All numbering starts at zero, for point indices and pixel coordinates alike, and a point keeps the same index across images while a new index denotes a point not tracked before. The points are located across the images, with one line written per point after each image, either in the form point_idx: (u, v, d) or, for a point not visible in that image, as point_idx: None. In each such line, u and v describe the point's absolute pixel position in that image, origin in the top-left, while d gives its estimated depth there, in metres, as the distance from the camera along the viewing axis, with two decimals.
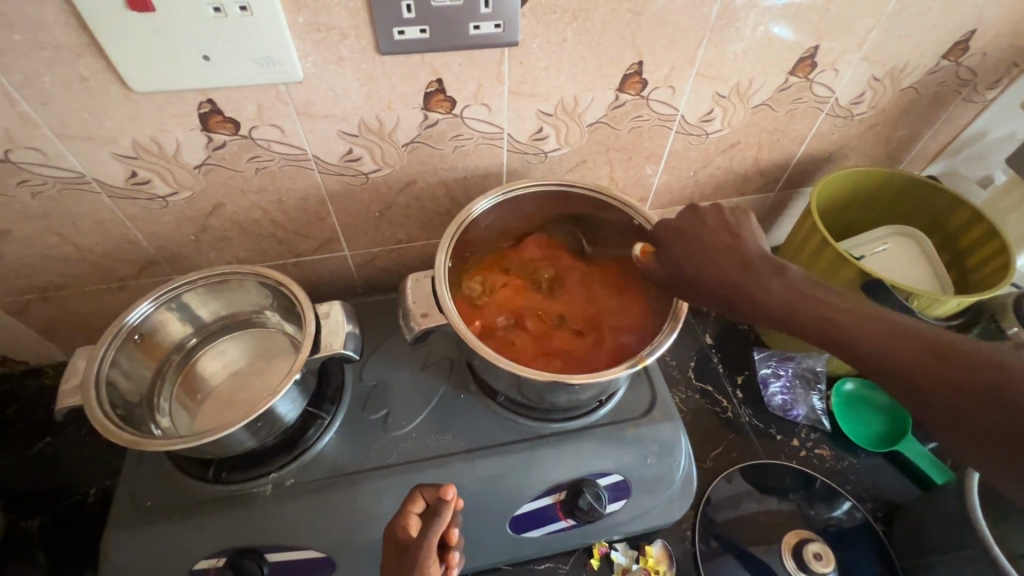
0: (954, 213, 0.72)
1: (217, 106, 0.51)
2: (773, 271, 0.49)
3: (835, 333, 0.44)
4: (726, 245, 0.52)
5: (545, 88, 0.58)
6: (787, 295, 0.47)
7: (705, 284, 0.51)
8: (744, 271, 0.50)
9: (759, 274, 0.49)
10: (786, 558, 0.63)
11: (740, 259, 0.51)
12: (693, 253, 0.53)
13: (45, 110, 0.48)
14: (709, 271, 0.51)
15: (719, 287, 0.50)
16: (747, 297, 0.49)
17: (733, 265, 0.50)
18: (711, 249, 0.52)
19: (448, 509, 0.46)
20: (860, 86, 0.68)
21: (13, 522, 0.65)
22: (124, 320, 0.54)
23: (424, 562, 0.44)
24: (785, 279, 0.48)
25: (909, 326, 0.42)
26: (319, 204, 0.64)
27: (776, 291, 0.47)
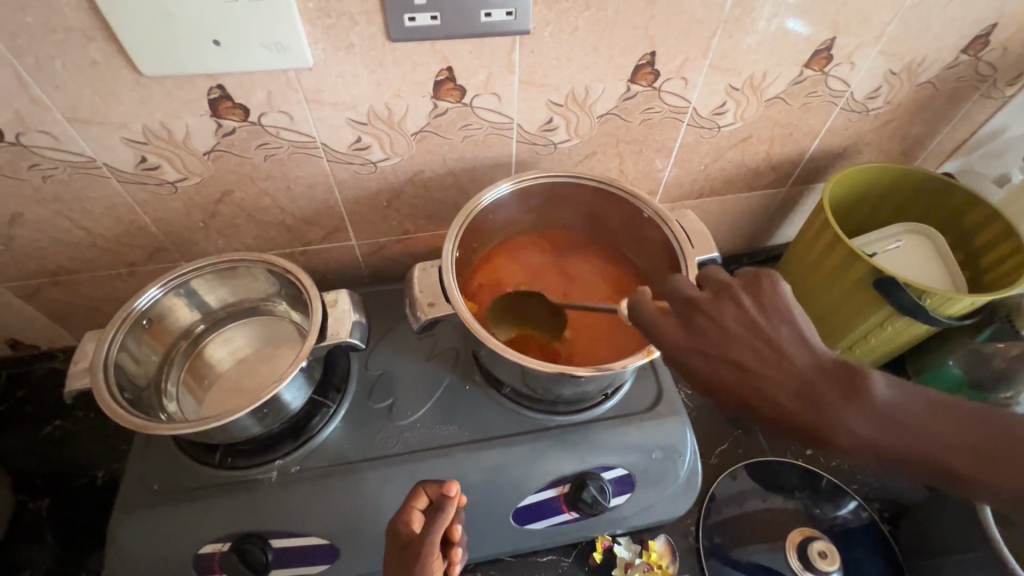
0: (970, 211, 0.71)
1: (227, 91, 0.51)
2: (852, 390, 0.37)
3: (953, 464, 0.36)
4: (772, 350, 0.39)
5: (556, 77, 0.57)
6: (889, 428, 0.36)
7: (768, 413, 0.38)
8: (813, 395, 0.37)
9: (834, 405, 0.37)
10: (791, 556, 0.63)
11: (801, 377, 0.38)
12: (737, 358, 0.39)
13: (57, 93, 0.48)
14: (771, 397, 0.38)
15: (788, 418, 0.37)
16: (833, 431, 0.37)
17: (800, 385, 0.37)
18: (758, 354, 0.39)
19: (452, 506, 0.46)
20: (876, 81, 0.67)
21: (23, 503, 0.66)
22: (132, 306, 0.54)
23: (426, 559, 0.44)
24: (869, 396, 0.37)
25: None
26: (327, 192, 0.64)
27: (865, 419, 0.36)
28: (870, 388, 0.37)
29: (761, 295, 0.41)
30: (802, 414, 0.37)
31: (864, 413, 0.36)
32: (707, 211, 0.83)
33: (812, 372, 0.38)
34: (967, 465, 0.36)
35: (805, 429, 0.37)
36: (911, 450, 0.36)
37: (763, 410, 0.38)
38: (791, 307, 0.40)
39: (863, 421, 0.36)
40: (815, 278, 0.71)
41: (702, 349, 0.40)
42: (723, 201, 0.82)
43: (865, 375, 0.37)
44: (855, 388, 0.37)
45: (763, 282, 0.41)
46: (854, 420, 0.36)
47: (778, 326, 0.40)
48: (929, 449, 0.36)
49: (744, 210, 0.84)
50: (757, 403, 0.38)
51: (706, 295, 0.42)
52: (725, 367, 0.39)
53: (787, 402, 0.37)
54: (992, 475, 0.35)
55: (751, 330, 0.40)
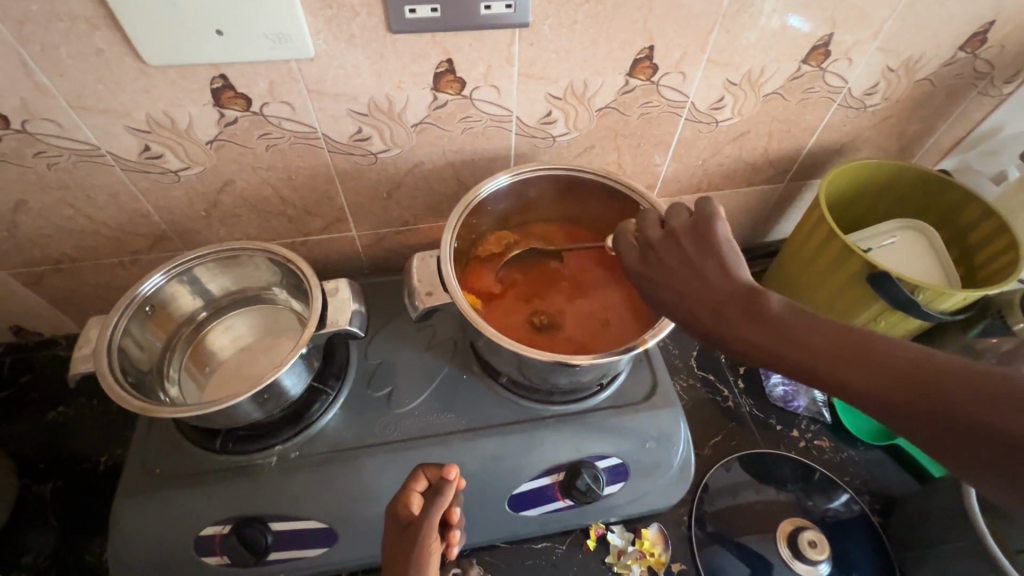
0: (966, 208, 0.71)
1: (229, 81, 0.52)
2: (751, 307, 0.42)
3: (828, 373, 0.38)
4: (695, 274, 0.46)
5: (555, 71, 0.58)
6: (776, 338, 0.41)
7: (684, 322, 0.46)
8: (718, 309, 0.44)
9: (730, 316, 0.43)
10: (781, 545, 0.64)
11: (710, 295, 0.45)
12: (666, 279, 0.47)
13: (61, 81, 0.48)
14: (686, 309, 0.46)
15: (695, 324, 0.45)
16: (729, 337, 0.43)
17: (708, 300, 0.44)
18: (682, 278, 0.46)
19: (451, 489, 0.47)
20: (874, 77, 0.67)
21: (27, 486, 0.67)
22: (136, 291, 0.55)
23: (425, 539, 0.45)
24: (763, 312, 0.42)
25: (906, 352, 0.36)
26: (328, 182, 0.64)
27: (756, 329, 0.42)
28: (767, 306, 0.42)
29: (701, 232, 0.47)
30: (707, 323, 0.44)
31: (756, 325, 0.42)
32: None
33: (720, 292, 0.44)
34: (844, 374, 0.37)
35: (709, 334, 0.44)
36: (793, 358, 0.40)
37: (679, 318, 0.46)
38: (726, 243, 0.46)
39: (755, 331, 0.42)
40: (811, 273, 0.72)
41: (645, 274, 0.49)
42: (721, 196, 0.82)
43: (766, 296, 0.42)
44: (754, 304, 0.42)
45: (708, 221, 0.48)
46: (743, 329, 0.42)
47: (705, 255, 0.46)
48: (809, 358, 0.39)
49: (742, 205, 0.85)
50: (678, 314, 0.46)
51: (658, 233, 0.50)
52: (658, 287, 0.48)
53: (694, 312, 0.45)
54: (866, 385, 0.37)
55: (684, 259, 0.47)
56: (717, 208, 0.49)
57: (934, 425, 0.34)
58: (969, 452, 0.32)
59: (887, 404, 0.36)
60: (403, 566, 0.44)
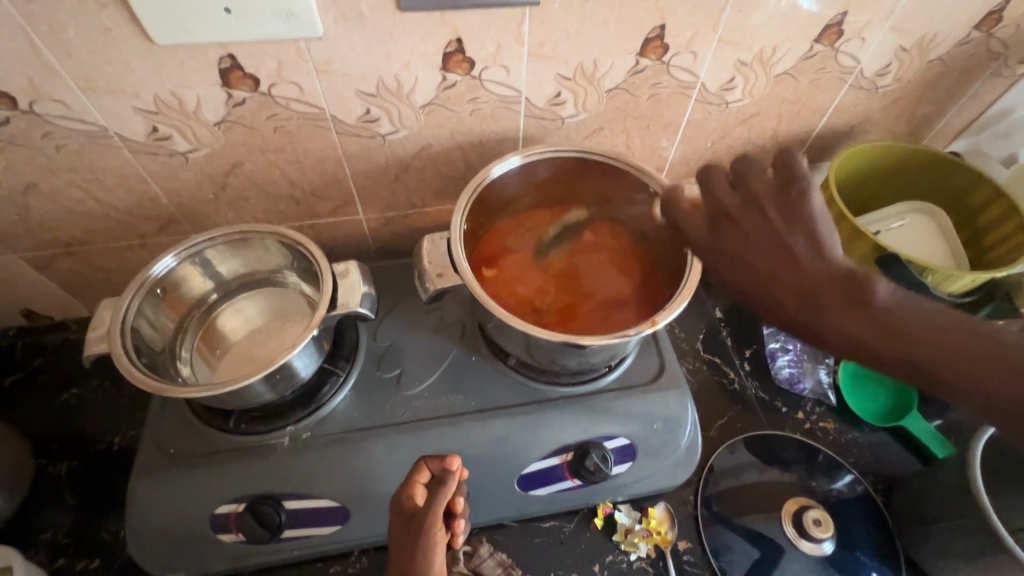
0: (975, 191, 0.71)
1: (238, 61, 0.51)
2: (852, 294, 0.42)
3: (931, 371, 0.39)
4: (783, 253, 0.45)
5: (565, 50, 0.57)
6: (876, 332, 0.41)
7: (772, 306, 0.46)
8: (809, 295, 0.43)
9: (824, 305, 0.42)
10: (786, 524, 0.65)
11: (804, 280, 0.44)
12: (752, 259, 0.46)
13: (69, 61, 0.48)
14: (777, 292, 0.45)
15: (782, 313, 0.45)
16: (825, 327, 0.43)
17: (798, 284, 0.44)
18: (769, 259, 0.45)
19: (453, 479, 0.48)
20: (887, 57, 0.66)
21: (42, 466, 0.68)
22: (148, 273, 0.55)
23: (429, 530, 0.46)
24: (866, 300, 0.41)
25: (1018, 354, 0.37)
26: (336, 165, 0.64)
27: (857, 322, 0.41)
28: (871, 292, 0.41)
29: (789, 200, 0.45)
30: (800, 309, 0.44)
31: (854, 315, 0.41)
32: None
33: (814, 277, 0.43)
34: (953, 374, 0.38)
35: (802, 322, 0.44)
36: (897, 352, 0.40)
37: (769, 302, 0.46)
38: (820, 215, 0.44)
39: (857, 323, 0.41)
40: None
41: (732, 256, 0.48)
42: None
43: (868, 283, 0.42)
44: (854, 291, 0.42)
45: (797, 186, 0.45)
46: (843, 321, 0.42)
47: (793, 230, 0.44)
48: (914, 356, 0.40)
49: None
50: (767, 296, 0.46)
51: (740, 204, 0.48)
52: (746, 266, 0.47)
53: (786, 298, 0.44)
54: (975, 384, 0.38)
55: (772, 237, 0.45)
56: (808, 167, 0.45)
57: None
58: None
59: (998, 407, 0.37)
60: (408, 557, 0.45)
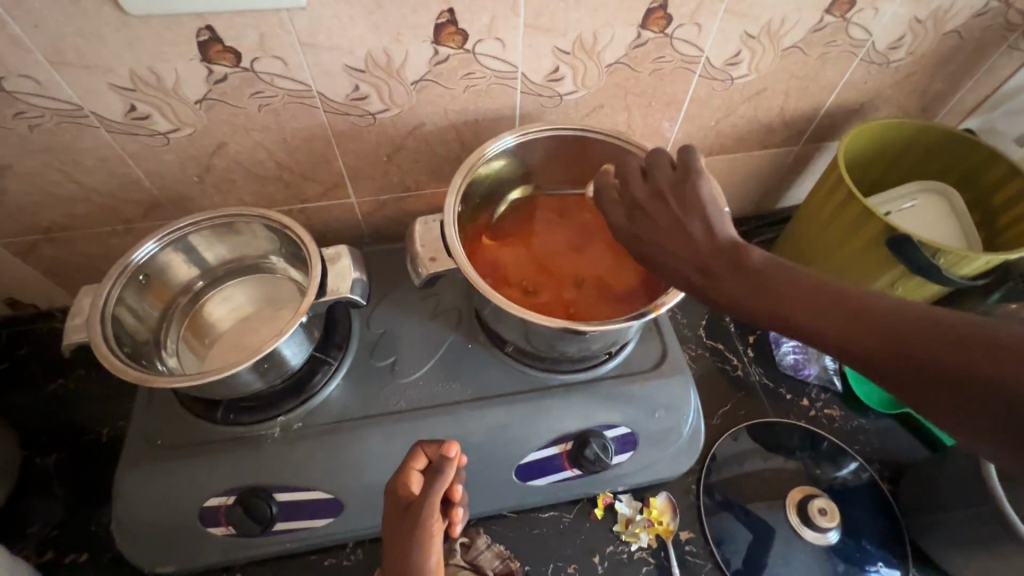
0: (989, 170, 0.68)
1: (217, 33, 0.48)
2: (737, 263, 0.41)
3: (813, 332, 0.37)
4: (682, 231, 0.43)
5: (564, 22, 0.54)
6: (761, 296, 0.39)
7: (674, 285, 0.44)
8: (705, 270, 0.42)
9: (721, 276, 0.41)
10: (790, 513, 0.63)
11: (698, 252, 0.42)
12: (651, 239, 0.44)
13: (37, 34, 0.45)
14: (673, 266, 0.43)
15: (683, 286, 0.43)
16: (715, 293, 0.41)
17: (693, 257, 0.42)
18: (667, 237, 0.44)
19: (451, 467, 0.46)
20: (900, 29, 0.63)
21: (30, 458, 0.67)
22: (129, 259, 0.53)
23: (426, 520, 0.44)
24: (747, 267, 0.40)
25: (890, 307, 0.34)
26: (325, 145, 0.62)
27: (744, 288, 0.40)
28: (750, 259, 0.40)
29: (684, 190, 0.45)
30: (697, 280, 0.42)
31: (742, 283, 0.40)
32: (717, 170, 0.80)
33: (706, 253, 0.42)
34: (833, 333, 0.36)
35: (697, 290, 0.42)
36: (778, 314, 0.38)
37: (671, 280, 0.44)
38: (711, 201, 0.44)
39: (742, 290, 0.40)
40: (826, 238, 0.70)
41: (634, 234, 0.46)
42: (733, 160, 0.79)
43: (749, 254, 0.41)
44: (738, 257, 0.41)
45: (692, 177, 0.45)
46: (733, 289, 0.40)
47: (691, 214, 0.44)
48: (798, 318, 0.37)
49: (754, 169, 0.82)
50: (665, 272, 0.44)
51: (644, 187, 0.47)
52: (645, 249, 0.45)
53: (684, 275, 0.43)
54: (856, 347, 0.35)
55: (670, 219, 0.44)
56: (701, 161, 0.46)
57: (914, 379, 0.32)
58: (945, 401, 0.31)
59: (880, 362, 0.34)
60: (404, 549, 0.43)
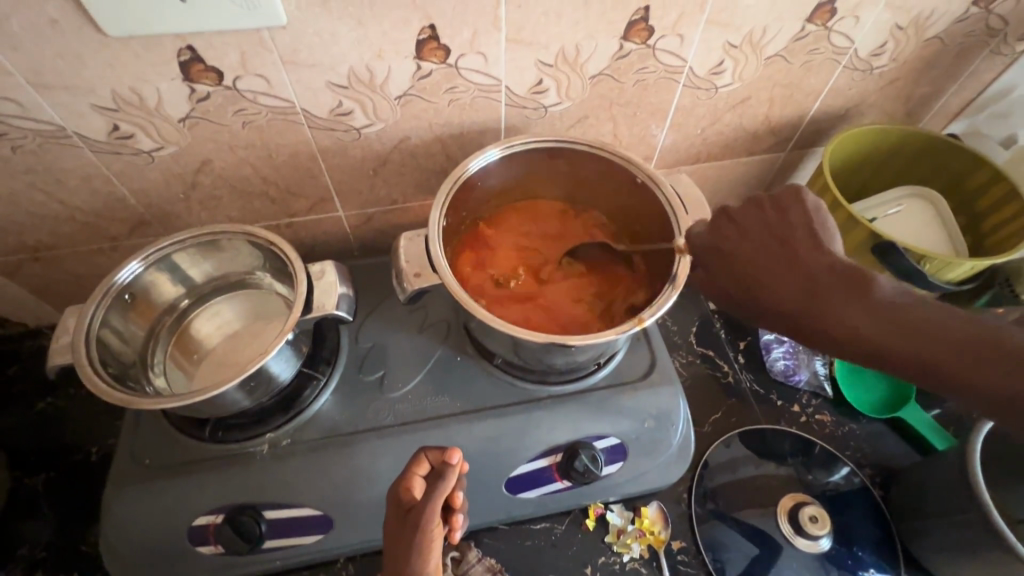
0: (973, 175, 0.69)
1: (198, 53, 0.48)
2: (854, 288, 0.40)
3: (948, 368, 0.36)
4: (790, 258, 0.43)
5: (545, 35, 0.54)
6: (882, 330, 0.38)
7: (776, 304, 0.42)
8: (814, 291, 0.41)
9: (834, 297, 0.40)
10: (782, 520, 0.63)
11: (809, 272, 0.41)
12: (756, 265, 0.44)
13: (17, 56, 0.45)
14: (780, 292, 0.42)
15: (787, 308, 0.42)
16: (825, 321, 0.40)
17: (805, 282, 0.41)
18: (773, 256, 0.44)
19: (454, 472, 0.45)
20: (882, 36, 0.64)
21: (19, 478, 0.66)
22: (114, 279, 0.53)
23: (427, 524, 0.43)
24: (866, 291, 0.39)
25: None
26: (310, 160, 0.62)
27: (863, 313, 0.39)
28: (871, 286, 0.39)
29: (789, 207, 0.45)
30: (806, 302, 0.41)
31: (862, 308, 0.39)
32: (704, 177, 0.81)
33: (819, 271, 0.41)
34: (968, 369, 0.35)
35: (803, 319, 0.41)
36: (906, 348, 0.37)
37: (776, 297, 0.42)
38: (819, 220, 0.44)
39: (862, 316, 0.39)
40: None
41: (735, 257, 0.46)
42: (721, 167, 0.79)
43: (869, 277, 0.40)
44: (855, 284, 0.40)
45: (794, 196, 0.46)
46: (851, 314, 0.39)
47: (795, 231, 0.44)
48: (928, 352, 0.37)
49: (742, 176, 0.82)
50: (764, 299, 0.43)
51: (746, 216, 0.47)
52: (747, 264, 0.45)
53: (791, 294, 0.42)
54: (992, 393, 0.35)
55: (775, 246, 0.44)
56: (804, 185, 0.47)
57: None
58: None
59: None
60: (406, 552, 0.42)
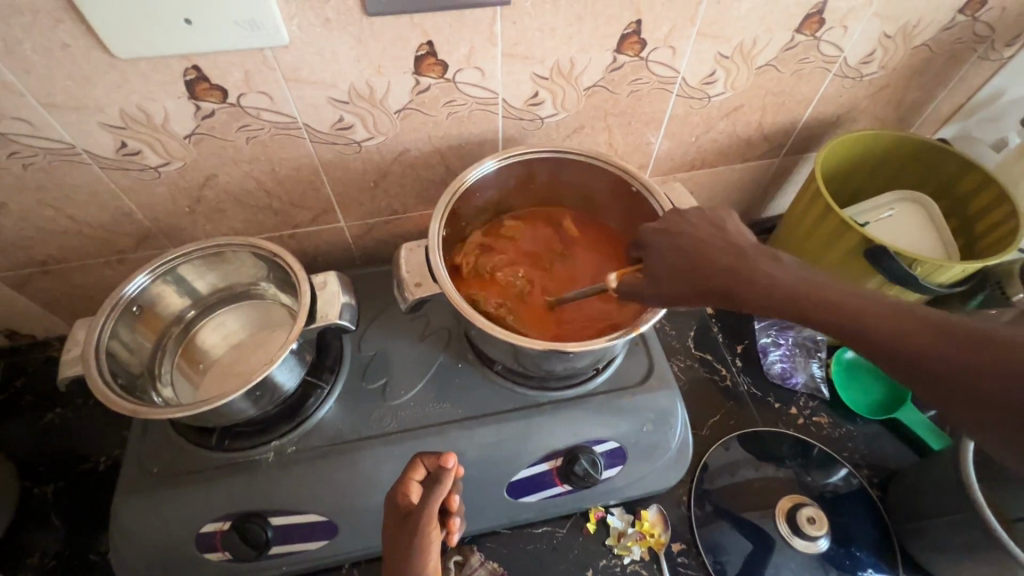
0: (964, 178, 0.70)
1: (203, 72, 0.50)
2: (766, 263, 0.44)
3: (855, 327, 0.39)
4: (717, 240, 0.47)
5: (540, 49, 0.56)
6: (796, 290, 0.41)
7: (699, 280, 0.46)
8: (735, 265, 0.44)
9: (753, 268, 0.44)
10: (780, 522, 0.64)
11: (732, 252, 0.45)
12: (688, 241, 0.48)
13: (29, 79, 0.47)
14: (708, 264, 0.45)
15: (709, 283, 0.45)
16: (744, 288, 0.43)
17: (730, 258, 0.45)
18: (701, 240, 0.47)
19: (449, 478, 0.46)
20: (870, 45, 0.65)
21: (29, 488, 0.68)
22: (121, 292, 0.54)
23: (424, 529, 0.44)
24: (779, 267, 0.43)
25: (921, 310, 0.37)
26: (313, 173, 0.63)
27: (775, 284, 0.42)
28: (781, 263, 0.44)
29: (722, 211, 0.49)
30: (725, 276, 0.44)
31: (772, 279, 0.43)
32: (700, 183, 0.82)
33: (740, 252, 0.45)
34: (875, 329, 0.38)
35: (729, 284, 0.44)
36: (817, 311, 0.40)
37: (699, 272, 0.46)
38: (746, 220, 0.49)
39: (774, 284, 0.42)
40: (809, 249, 0.71)
41: (669, 240, 0.49)
42: (716, 173, 0.81)
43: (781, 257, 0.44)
44: (766, 261, 0.44)
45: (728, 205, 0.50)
46: (764, 283, 0.43)
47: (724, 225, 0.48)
48: (834, 315, 0.40)
49: (737, 181, 0.83)
50: (692, 272, 0.46)
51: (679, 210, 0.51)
52: (677, 246, 0.48)
53: (714, 269, 0.45)
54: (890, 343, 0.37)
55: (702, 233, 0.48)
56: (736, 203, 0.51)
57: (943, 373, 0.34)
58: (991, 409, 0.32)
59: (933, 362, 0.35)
60: (403, 555, 0.43)
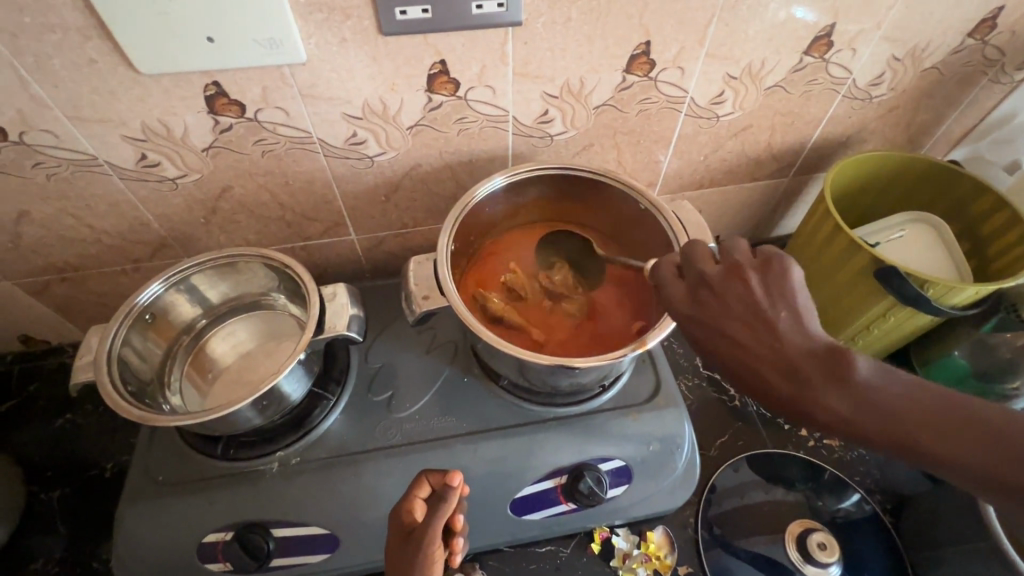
0: (978, 200, 0.69)
1: (223, 88, 0.51)
2: (833, 368, 0.38)
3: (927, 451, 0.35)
4: (770, 330, 0.39)
5: (550, 69, 0.57)
6: (874, 405, 0.37)
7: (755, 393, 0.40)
8: (795, 372, 0.38)
9: (817, 381, 0.38)
10: (789, 547, 0.62)
11: (786, 355, 0.39)
12: (732, 338, 0.40)
13: (57, 92, 0.49)
14: (761, 373, 0.39)
15: (769, 396, 0.39)
16: (808, 406, 0.38)
17: (784, 366, 0.38)
18: (752, 331, 0.40)
19: (454, 495, 0.45)
20: (879, 68, 0.66)
21: (36, 493, 0.68)
22: (134, 300, 0.55)
23: (426, 549, 0.44)
24: (849, 378, 0.37)
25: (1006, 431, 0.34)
26: (326, 187, 0.64)
27: (843, 399, 0.37)
28: (853, 369, 0.37)
29: (770, 274, 0.41)
30: (783, 388, 0.38)
31: (842, 393, 0.37)
32: (708, 202, 0.82)
33: (803, 358, 0.38)
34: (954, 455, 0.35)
35: (787, 404, 0.38)
36: (892, 433, 0.36)
37: (758, 376, 0.39)
38: (800, 288, 0.41)
39: (840, 398, 0.37)
40: (819, 267, 0.70)
41: (710, 332, 0.41)
42: (724, 192, 0.81)
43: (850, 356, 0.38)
44: (832, 370, 0.37)
45: (777, 267, 0.41)
46: (831, 400, 0.37)
47: (775, 304, 0.40)
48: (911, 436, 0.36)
49: (746, 200, 0.84)
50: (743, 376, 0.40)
51: (717, 267, 0.43)
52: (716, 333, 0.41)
53: (769, 377, 0.39)
54: (966, 457, 0.35)
55: (752, 305, 0.40)
56: (776, 249, 0.42)
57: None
58: None
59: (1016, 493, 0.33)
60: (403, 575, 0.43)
